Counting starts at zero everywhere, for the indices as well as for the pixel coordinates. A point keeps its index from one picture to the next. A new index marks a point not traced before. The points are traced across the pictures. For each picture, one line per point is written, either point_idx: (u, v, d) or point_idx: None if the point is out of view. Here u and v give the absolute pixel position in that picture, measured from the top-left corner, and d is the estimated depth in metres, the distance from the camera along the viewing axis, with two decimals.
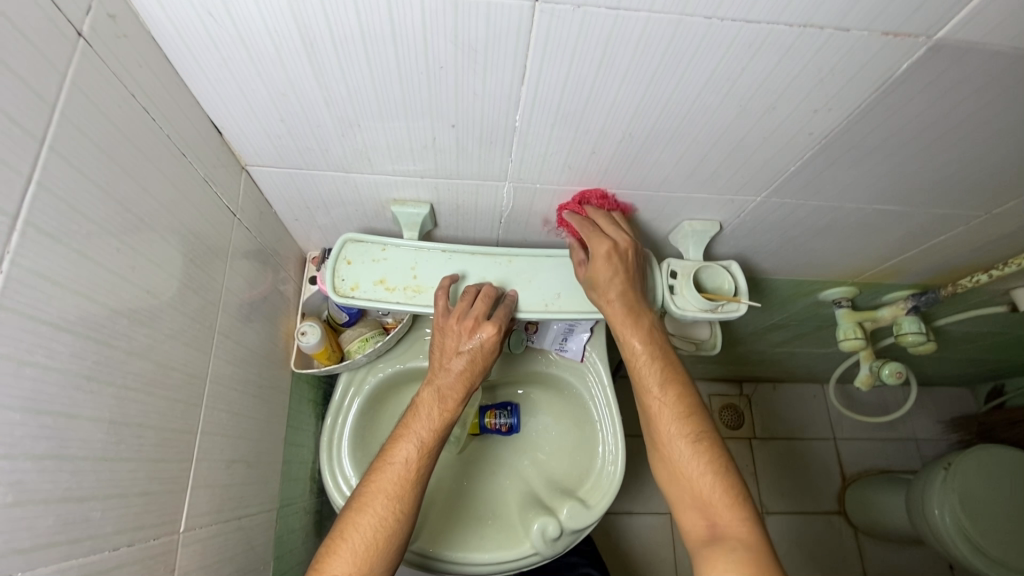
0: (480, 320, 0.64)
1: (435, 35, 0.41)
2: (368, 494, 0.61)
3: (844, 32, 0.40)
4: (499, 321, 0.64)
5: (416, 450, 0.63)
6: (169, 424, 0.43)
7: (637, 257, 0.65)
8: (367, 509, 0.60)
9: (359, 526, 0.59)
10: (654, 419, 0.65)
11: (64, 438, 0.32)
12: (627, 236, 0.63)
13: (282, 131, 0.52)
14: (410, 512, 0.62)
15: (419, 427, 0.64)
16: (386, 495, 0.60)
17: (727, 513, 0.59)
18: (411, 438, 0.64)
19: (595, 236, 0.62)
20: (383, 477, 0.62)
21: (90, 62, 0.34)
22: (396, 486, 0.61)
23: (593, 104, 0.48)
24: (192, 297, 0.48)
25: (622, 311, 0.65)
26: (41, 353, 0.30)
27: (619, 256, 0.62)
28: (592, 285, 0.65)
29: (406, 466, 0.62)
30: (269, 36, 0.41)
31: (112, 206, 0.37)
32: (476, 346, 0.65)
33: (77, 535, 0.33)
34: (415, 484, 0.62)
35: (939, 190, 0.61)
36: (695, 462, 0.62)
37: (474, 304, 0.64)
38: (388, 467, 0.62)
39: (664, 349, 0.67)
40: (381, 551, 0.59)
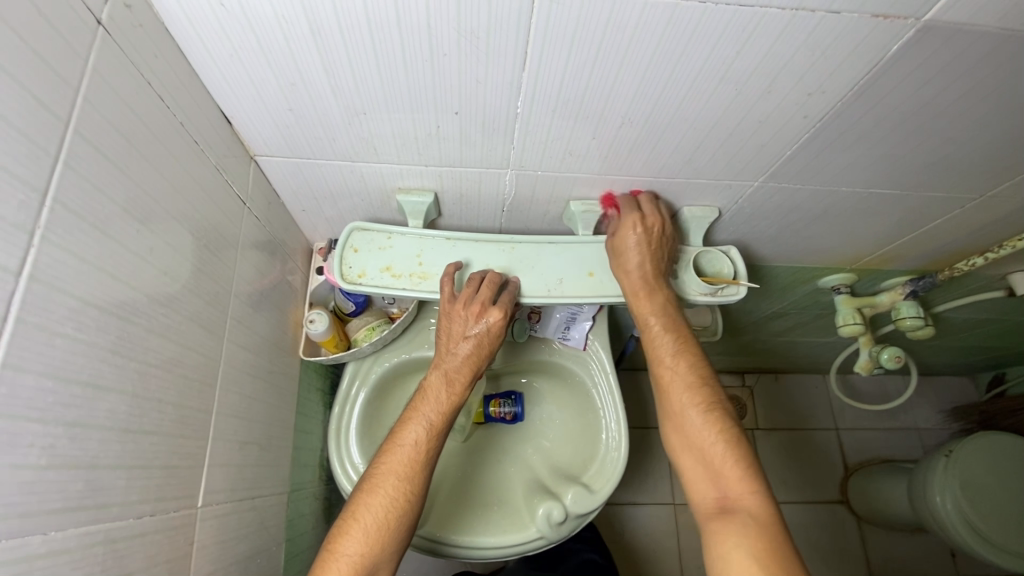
0: (486, 306, 0.65)
1: (438, 23, 0.42)
2: (378, 475, 0.62)
3: (835, 14, 0.42)
4: (504, 306, 0.66)
5: (424, 432, 0.65)
6: (186, 402, 0.45)
7: (664, 234, 0.66)
8: (378, 490, 0.61)
9: (370, 506, 0.60)
10: (667, 390, 0.67)
11: (91, 408, 0.34)
12: (659, 215, 0.66)
13: (290, 120, 0.53)
14: (420, 492, 0.63)
15: (427, 410, 0.66)
16: (396, 476, 0.62)
17: (738, 485, 0.60)
18: (420, 421, 0.65)
19: (629, 212, 0.65)
20: (392, 459, 0.63)
21: (109, 50, 0.36)
22: (405, 467, 0.63)
23: (592, 90, 0.50)
24: (206, 282, 0.49)
25: (639, 285, 0.67)
26: (69, 326, 0.32)
27: (647, 230, 0.64)
28: (616, 256, 0.67)
29: (414, 447, 0.64)
30: (279, 25, 0.42)
31: (132, 189, 0.38)
32: (482, 331, 0.67)
33: (103, 501, 0.35)
34: (424, 464, 0.64)
35: (933, 172, 0.62)
36: (707, 432, 0.63)
37: (481, 290, 0.65)
38: (396, 450, 0.64)
39: (679, 322, 0.68)
40: (393, 530, 0.60)
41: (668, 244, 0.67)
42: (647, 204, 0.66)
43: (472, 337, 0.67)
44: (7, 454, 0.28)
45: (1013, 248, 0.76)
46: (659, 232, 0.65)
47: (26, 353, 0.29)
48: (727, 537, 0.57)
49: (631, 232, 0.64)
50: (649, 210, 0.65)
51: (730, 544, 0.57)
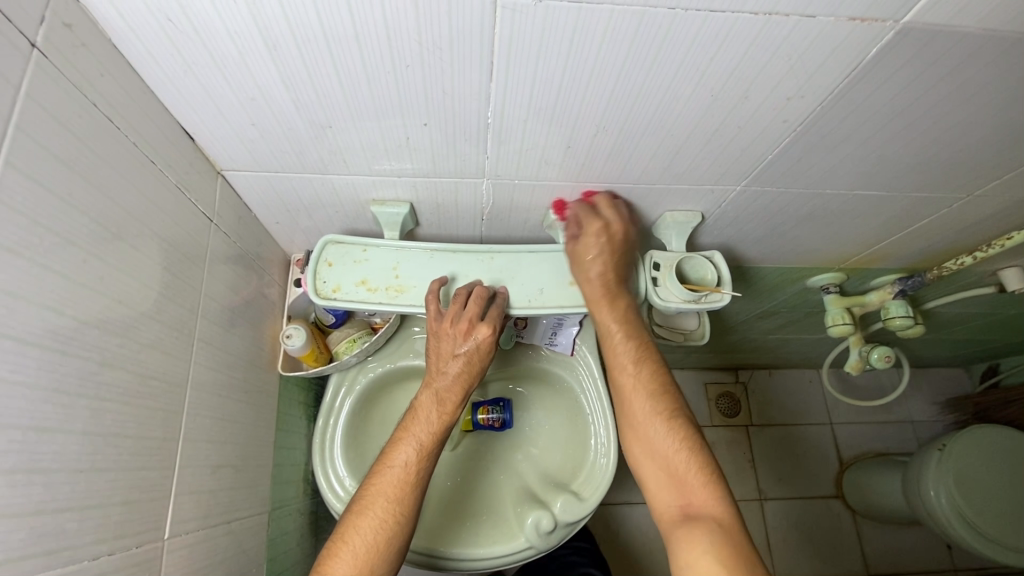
0: (473, 323, 0.64)
1: (399, 34, 0.41)
2: (368, 497, 0.61)
3: (810, 18, 0.40)
4: (493, 322, 0.64)
5: (414, 453, 0.64)
6: (147, 433, 0.43)
7: (627, 239, 0.66)
8: (367, 512, 0.60)
9: (359, 528, 0.59)
10: (630, 398, 0.66)
11: (35, 452, 0.32)
12: (621, 220, 0.65)
13: (254, 135, 0.51)
14: (410, 514, 0.62)
15: (418, 429, 0.65)
16: (387, 498, 0.61)
17: (700, 492, 0.60)
18: (411, 441, 0.64)
19: (589, 217, 0.64)
20: (382, 481, 0.62)
21: (47, 74, 0.34)
22: (395, 489, 0.62)
23: (564, 98, 0.48)
24: (169, 306, 0.48)
25: (601, 291, 0.66)
26: (6, 368, 0.30)
27: (610, 236, 0.64)
28: (576, 262, 0.66)
29: (404, 468, 0.63)
30: (231, 40, 0.40)
31: (77, 218, 0.36)
32: (471, 350, 0.65)
33: (53, 546, 0.33)
34: (415, 486, 0.63)
35: (920, 172, 0.61)
36: (669, 439, 0.63)
37: (468, 306, 0.64)
38: (386, 471, 0.63)
39: (641, 330, 0.68)
40: (382, 554, 0.59)
41: (629, 250, 0.67)
42: (606, 208, 0.64)
43: (464, 354, 0.65)
44: None
45: (1002, 248, 0.74)
46: (621, 238, 0.65)
47: None
48: (692, 545, 0.56)
49: (594, 239, 0.63)
50: (611, 214, 0.64)
51: (695, 553, 0.56)
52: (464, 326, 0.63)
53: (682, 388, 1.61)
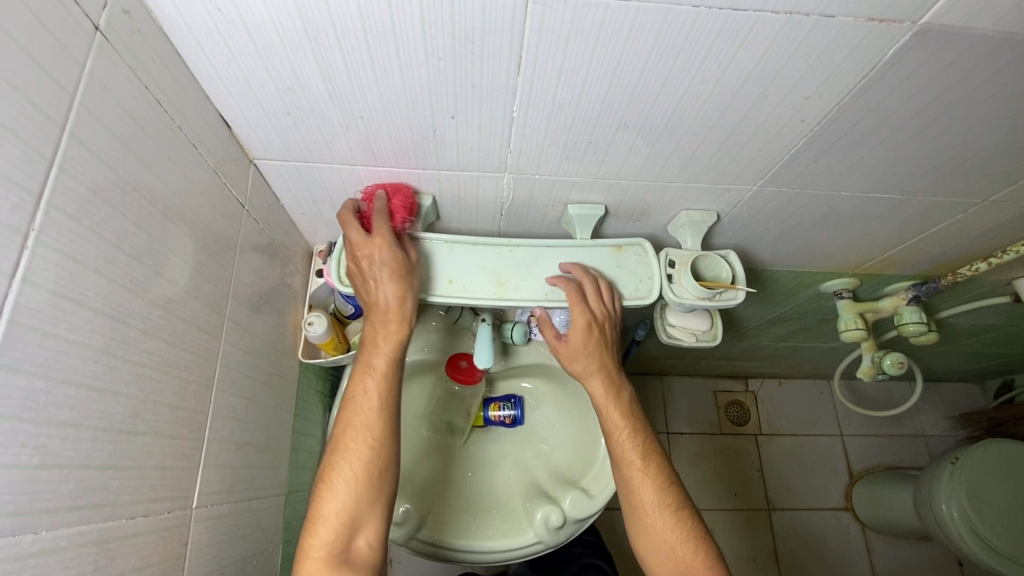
0: (365, 242, 0.61)
1: (433, 27, 0.43)
2: (342, 437, 0.61)
3: (829, 19, 0.42)
4: (382, 232, 0.61)
5: (372, 383, 0.63)
6: (181, 403, 0.45)
7: (610, 323, 0.70)
8: (340, 450, 0.60)
9: (337, 468, 0.59)
10: (638, 492, 0.69)
11: (85, 409, 0.34)
12: (603, 309, 0.68)
13: (288, 125, 0.54)
14: (385, 436, 0.62)
15: (373, 359, 0.63)
16: (356, 430, 0.61)
17: (693, 561, 0.66)
18: (366, 372, 0.63)
19: (577, 302, 0.67)
20: (351, 417, 0.62)
21: (106, 55, 0.36)
22: (366, 419, 0.61)
23: (587, 94, 0.50)
24: (204, 284, 0.50)
25: (603, 382, 0.72)
26: (63, 327, 0.32)
27: (596, 325, 0.68)
28: (570, 351, 0.72)
29: (366, 399, 0.62)
30: (274, 29, 0.43)
31: (129, 191, 0.38)
32: (385, 271, 0.62)
33: (96, 501, 0.35)
34: (381, 410, 0.62)
35: (935, 176, 0.62)
36: (668, 512, 0.68)
37: (352, 230, 0.61)
38: (352, 405, 0.62)
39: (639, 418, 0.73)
40: (365, 481, 0.60)
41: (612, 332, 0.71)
42: (592, 298, 0.68)
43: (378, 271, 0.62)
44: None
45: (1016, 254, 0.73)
46: (604, 324, 0.69)
47: (17, 355, 0.29)
48: None
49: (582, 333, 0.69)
50: (592, 299, 0.68)
51: None
52: (359, 250, 0.61)
53: (692, 395, 1.61)
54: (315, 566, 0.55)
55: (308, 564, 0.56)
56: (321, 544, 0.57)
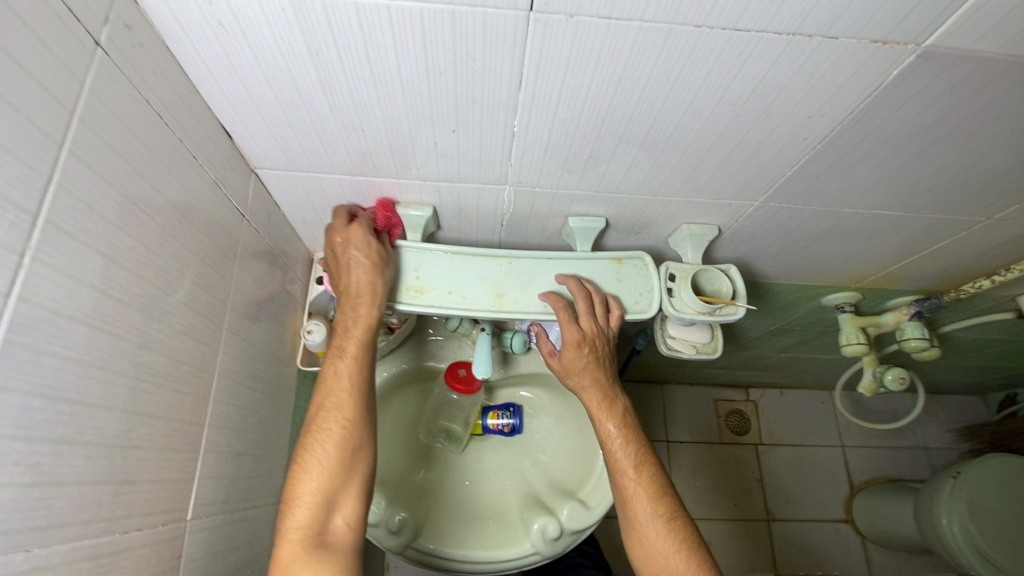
0: (342, 228, 0.62)
1: (434, 43, 0.43)
2: (316, 417, 0.59)
3: (833, 40, 0.41)
4: (362, 222, 0.62)
5: (345, 361, 0.61)
6: (176, 416, 0.45)
7: (606, 341, 0.69)
8: (314, 430, 0.58)
9: (311, 447, 0.57)
10: (633, 502, 0.69)
11: (78, 425, 0.34)
12: (596, 328, 0.67)
13: (289, 136, 0.54)
14: (360, 417, 0.60)
15: (344, 339, 0.62)
16: (330, 409, 0.59)
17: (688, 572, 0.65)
18: (338, 351, 0.61)
19: (568, 322, 0.66)
20: (325, 397, 0.60)
21: (106, 70, 0.36)
22: (341, 399, 0.59)
23: (588, 109, 0.50)
24: (202, 294, 0.50)
25: (598, 399, 0.72)
26: (58, 344, 0.32)
27: (589, 345, 0.68)
28: (568, 370, 0.72)
29: (339, 378, 0.60)
30: (275, 43, 0.43)
31: (127, 205, 0.38)
32: (358, 253, 0.62)
33: (90, 517, 0.35)
34: (356, 391, 0.60)
35: (938, 195, 0.61)
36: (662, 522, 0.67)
37: (336, 219, 0.62)
38: (326, 386, 0.60)
39: (638, 432, 0.73)
40: (341, 461, 0.58)
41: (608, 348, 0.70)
42: (585, 315, 0.67)
43: (352, 254, 0.62)
44: None
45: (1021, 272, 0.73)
46: (598, 343, 0.68)
47: (12, 374, 0.29)
48: None
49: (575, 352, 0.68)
50: (584, 316, 0.67)
51: None
52: (339, 234, 0.62)
53: (692, 403, 1.60)
54: (291, 548, 0.53)
55: (285, 546, 0.54)
56: (298, 525, 0.55)
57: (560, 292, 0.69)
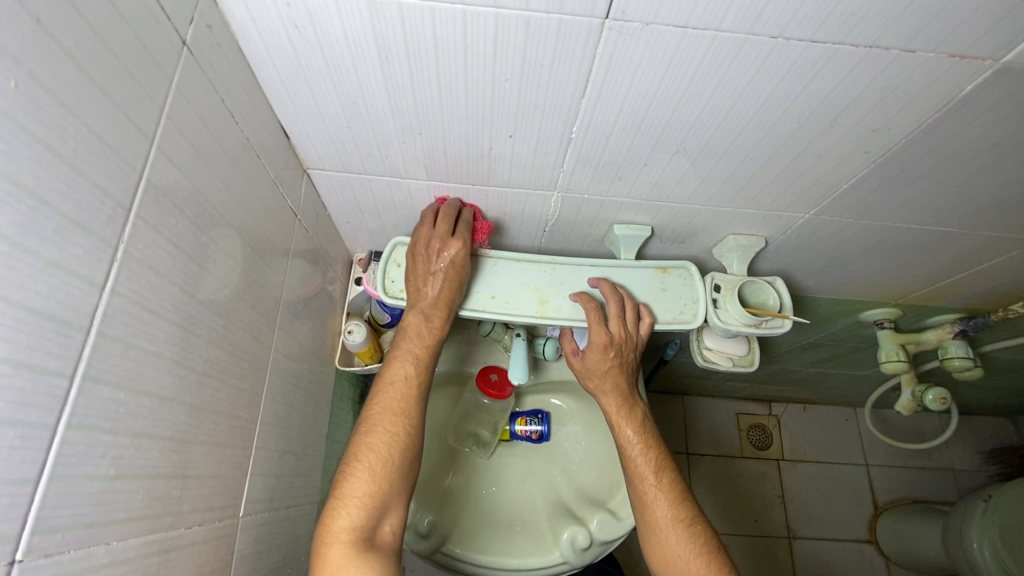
0: (444, 238, 0.61)
1: (505, 49, 0.43)
2: (375, 415, 0.60)
3: (910, 53, 0.41)
4: (465, 235, 0.62)
5: (413, 367, 0.62)
6: (234, 412, 0.45)
7: (636, 346, 0.69)
8: (376, 430, 0.59)
9: (372, 446, 0.58)
10: (653, 506, 0.68)
11: (154, 418, 0.34)
12: (625, 331, 0.67)
13: (346, 137, 0.54)
14: (419, 424, 0.62)
15: (414, 347, 0.63)
16: (393, 413, 0.60)
17: None
18: (406, 356, 0.62)
19: (597, 323, 0.66)
20: (385, 398, 0.61)
21: (190, 68, 0.37)
22: (400, 402, 0.61)
23: (650, 118, 0.49)
24: (258, 291, 0.50)
25: (619, 404, 0.71)
26: (141, 337, 0.32)
27: (619, 348, 0.67)
28: (591, 375, 0.71)
29: (405, 383, 0.62)
30: (347, 47, 0.43)
31: (201, 203, 0.39)
32: (449, 267, 0.63)
33: (160, 511, 0.35)
34: (416, 399, 0.62)
35: (996, 212, 0.60)
36: (685, 529, 0.67)
37: (437, 226, 0.62)
38: (387, 388, 0.61)
39: (661, 439, 0.72)
40: (397, 464, 0.59)
41: (636, 352, 0.69)
42: (614, 317, 0.66)
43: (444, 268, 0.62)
44: (82, 464, 0.28)
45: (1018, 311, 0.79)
46: (629, 347, 0.68)
47: (103, 366, 0.29)
48: None
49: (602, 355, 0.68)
50: (613, 318, 0.66)
51: None
52: (435, 242, 0.62)
53: (714, 416, 1.59)
54: (342, 549, 0.54)
55: (335, 546, 0.54)
56: (348, 526, 0.55)
57: (590, 293, 0.69)
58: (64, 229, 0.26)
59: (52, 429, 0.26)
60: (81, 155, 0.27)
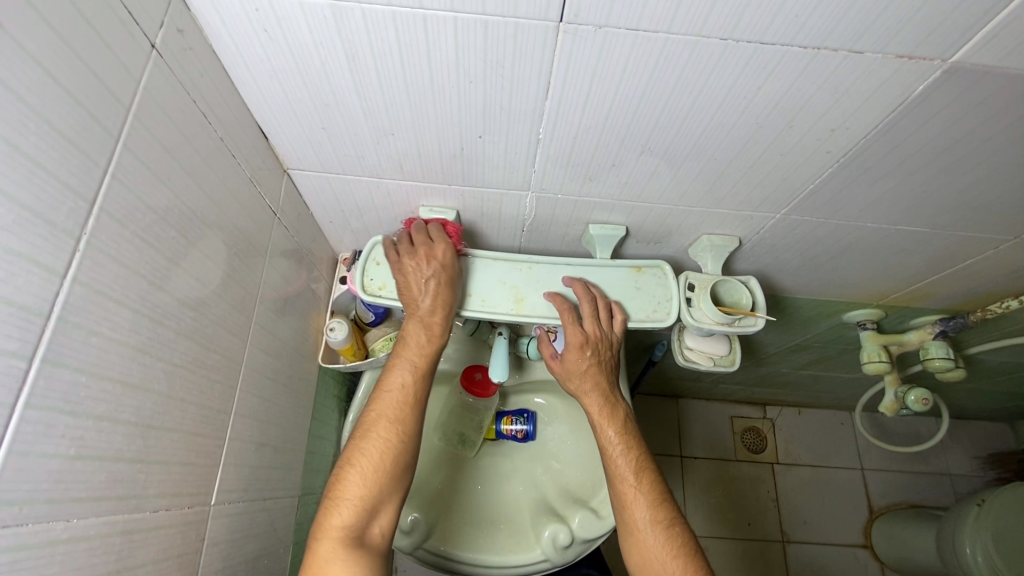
0: (437, 244, 0.64)
1: (466, 52, 0.44)
2: (371, 420, 0.62)
3: (859, 54, 0.42)
4: (448, 241, 0.64)
5: (410, 375, 0.63)
6: (206, 402, 0.47)
7: (611, 345, 0.69)
8: (371, 435, 0.61)
9: (366, 451, 0.60)
10: (631, 507, 0.69)
11: (119, 403, 0.36)
12: (598, 329, 0.67)
13: (322, 138, 0.56)
14: (413, 433, 0.63)
15: (411, 353, 0.64)
16: (389, 419, 0.61)
17: None
18: (404, 364, 0.64)
19: (569, 323, 0.67)
20: (382, 403, 0.62)
21: (159, 70, 0.38)
22: (396, 409, 0.62)
23: (613, 118, 0.51)
24: (234, 288, 0.52)
25: (600, 404, 0.72)
26: (104, 325, 0.34)
27: (591, 346, 0.68)
28: (570, 377, 0.72)
29: (402, 390, 0.63)
30: (315, 51, 0.45)
31: (173, 200, 0.41)
32: (440, 273, 0.64)
33: (123, 493, 0.37)
34: (414, 406, 0.63)
35: (964, 211, 0.61)
36: (662, 532, 0.67)
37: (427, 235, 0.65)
38: (386, 394, 0.63)
39: (642, 440, 0.73)
40: (391, 470, 0.60)
41: (613, 351, 0.70)
42: (587, 317, 0.67)
43: (439, 275, 0.64)
44: (41, 442, 0.30)
45: (998, 311, 0.78)
46: (603, 345, 0.68)
47: (63, 351, 0.31)
48: None
49: (577, 355, 0.69)
50: (586, 316, 0.67)
51: None
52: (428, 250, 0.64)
53: (707, 419, 1.59)
54: (332, 547, 0.55)
55: (325, 543, 0.56)
56: (340, 525, 0.56)
57: (564, 293, 0.70)
58: (24, 220, 0.28)
59: (10, 407, 0.28)
60: (43, 150, 0.29)
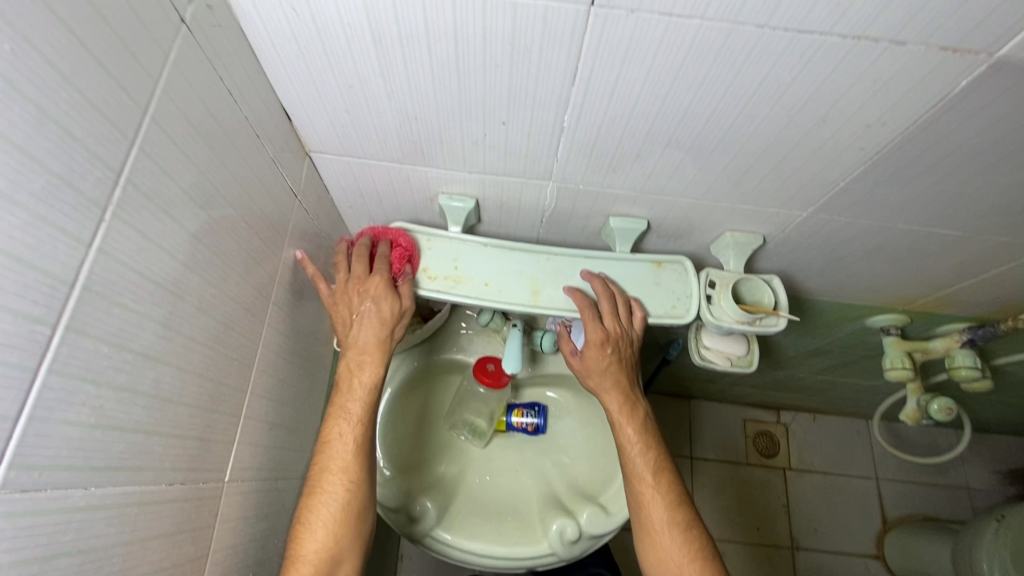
0: (361, 280, 0.63)
1: (493, 34, 0.43)
2: (317, 477, 0.61)
3: (901, 44, 0.40)
4: (380, 274, 0.63)
5: (348, 426, 0.62)
6: (224, 379, 0.47)
7: (632, 344, 0.69)
8: (319, 492, 0.60)
9: (316, 508, 0.60)
10: (647, 507, 0.68)
11: (139, 374, 0.36)
12: (620, 329, 0.67)
13: (345, 121, 0.56)
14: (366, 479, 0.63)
15: (349, 403, 0.63)
16: (332, 474, 0.61)
17: None
18: (340, 417, 0.62)
19: (591, 323, 0.66)
20: (326, 458, 0.62)
21: (188, 45, 0.38)
22: (342, 462, 0.61)
23: (641, 107, 0.50)
24: (254, 269, 0.52)
25: (620, 402, 0.71)
26: (127, 297, 0.34)
27: (614, 346, 0.67)
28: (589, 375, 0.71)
29: (342, 442, 0.62)
30: (342, 31, 0.44)
31: (197, 177, 0.41)
32: (372, 312, 0.63)
33: (140, 464, 0.37)
34: (359, 455, 0.62)
35: (1002, 215, 0.59)
36: (681, 535, 0.67)
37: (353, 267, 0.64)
38: (329, 449, 0.62)
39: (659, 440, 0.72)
40: (347, 520, 0.60)
41: (633, 350, 0.70)
42: (609, 317, 0.67)
43: (361, 312, 0.63)
44: (63, 410, 0.30)
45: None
46: (624, 344, 0.68)
47: (88, 320, 0.31)
48: None
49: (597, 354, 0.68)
50: (608, 315, 0.67)
51: None
52: (353, 286, 0.64)
53: (719, 421, 1.57)
54: None
55: None
56: None
57: (584, 289, 0.69)
58: (53, 186, 0.28)
59: (33, 371, 0.28)
60: (73, 119, 0.29)
